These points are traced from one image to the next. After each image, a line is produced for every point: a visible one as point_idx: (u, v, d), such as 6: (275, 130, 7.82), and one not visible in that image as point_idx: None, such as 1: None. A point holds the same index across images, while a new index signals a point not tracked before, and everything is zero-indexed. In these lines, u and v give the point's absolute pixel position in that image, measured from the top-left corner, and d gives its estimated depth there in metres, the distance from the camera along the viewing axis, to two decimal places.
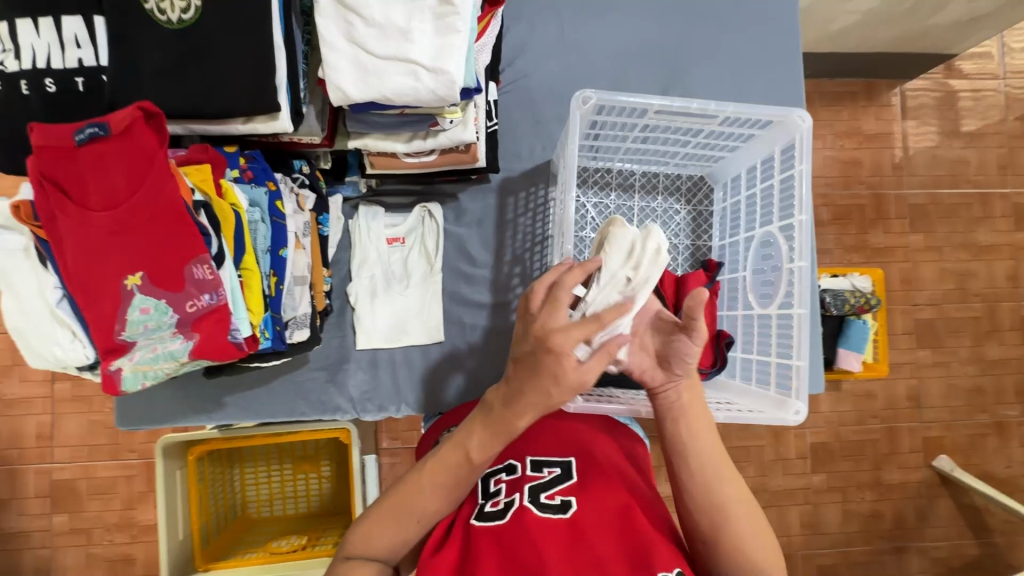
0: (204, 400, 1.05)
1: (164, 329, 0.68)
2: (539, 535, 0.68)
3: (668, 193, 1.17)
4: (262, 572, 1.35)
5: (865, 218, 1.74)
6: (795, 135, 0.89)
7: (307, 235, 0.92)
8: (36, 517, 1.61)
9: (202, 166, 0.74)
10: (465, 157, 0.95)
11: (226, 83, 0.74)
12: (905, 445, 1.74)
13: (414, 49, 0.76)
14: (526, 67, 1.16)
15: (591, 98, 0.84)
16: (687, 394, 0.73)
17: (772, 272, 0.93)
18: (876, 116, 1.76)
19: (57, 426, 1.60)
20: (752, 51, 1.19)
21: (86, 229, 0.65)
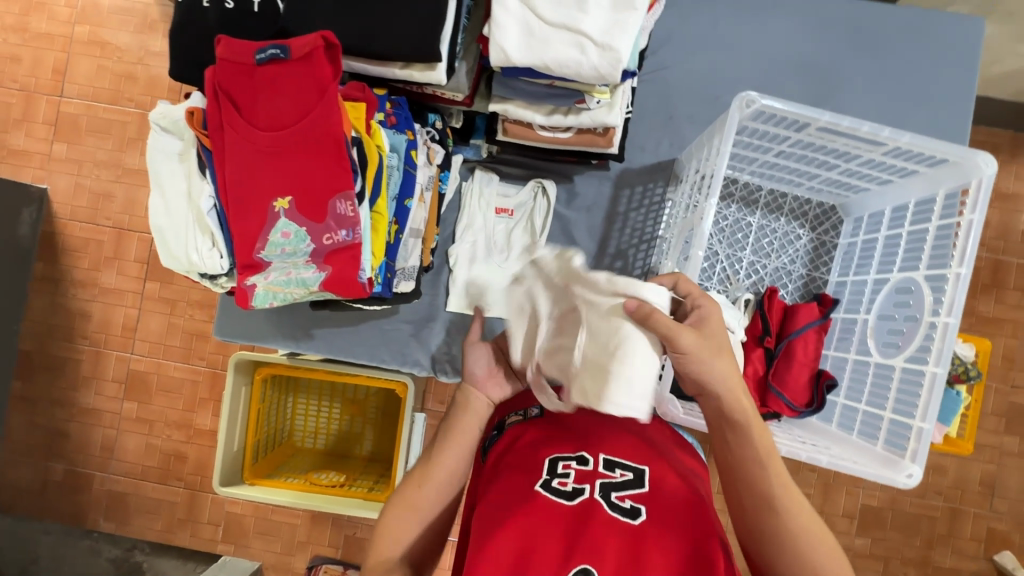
0: (296, 329, 1.09)
1: (299, 255, 0.70)
2: (605, 537, 0.65)
3: (793, 216, 1.10)
4: (301, 499, 1.41)
5: (978, 282, 1.59)
6: (970, 180, 0.81)
7: (429, 190, 0.92)
8: (109, 400, 1.75)
9: (358, 105, 0.75)
10: (600, 142, 0.92)
11: (396, 25, 0.74)
12: (965, 531, 1.61)
13: (585, 21, 0.73)
14: (667, 59, 1.11)
15: (756, 102, 0.79)
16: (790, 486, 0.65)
17: (904, 321, 0.86)
18: (1016, 175, 1.59)
19: (142, 321, 1.72)
20: (918, 82, 1.09)
21: (250, 145, 0.67)
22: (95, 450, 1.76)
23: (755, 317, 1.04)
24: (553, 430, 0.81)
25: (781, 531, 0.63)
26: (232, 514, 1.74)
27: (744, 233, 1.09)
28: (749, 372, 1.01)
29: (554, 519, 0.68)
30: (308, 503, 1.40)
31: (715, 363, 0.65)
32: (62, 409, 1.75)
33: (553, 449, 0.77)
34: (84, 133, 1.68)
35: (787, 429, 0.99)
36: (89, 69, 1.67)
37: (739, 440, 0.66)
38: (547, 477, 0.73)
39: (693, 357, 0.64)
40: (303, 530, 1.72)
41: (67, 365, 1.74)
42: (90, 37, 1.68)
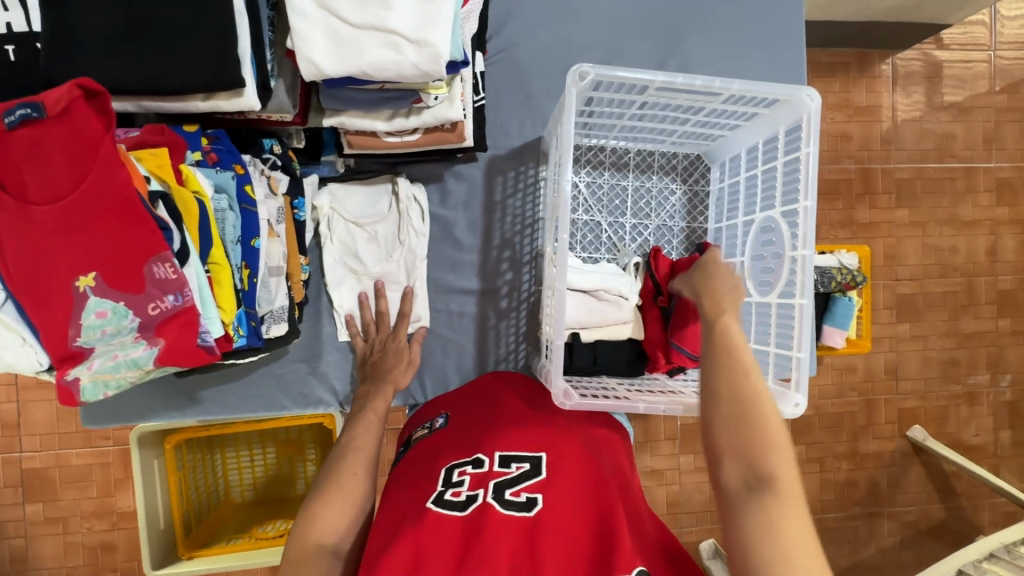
0: (179, 395, 1.00)
1: (124, 334, 0.62)
2: (498, 537, 0.62)
3: (664, 172, 1.12)
4: (245, 560, 1.31)
5: (852, 193, 1.71)
6: (802, 114, 0.85)
7: (281, 222, 0.85)
8: (8, 508, 1.55)
9: (158, 151, 0.67)
10: (451, 137, 0.89)
11: (179, 55, 0.66)
12: (882, 417, 1.77)
13: (393, 18, 0.68)
14: (515, 36, 1.08)
15: (589, 74, 0.78)
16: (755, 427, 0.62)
17: (773, 259, 0.91)
18: (867, 88, 1.70)
19: (24, 414, 1.52)
20: (752, 22, 1.13)
21: (24, 224, 0.57)
22: (6, 566, 1.56)
23: (645, 279, 1.05)
24: (450, 438, 0.81)
25: (747, 423, 0.62)
26: None
27: (620, 199, 1.10)
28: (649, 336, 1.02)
29: (443, 529, 0.64)
30: (256, 561, 1.31)
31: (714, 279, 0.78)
32: None
33: (450, 459, 0.76)
34: None
35: (690, 382, 1.03)
36: None
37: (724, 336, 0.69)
38: (441, 489, 0.70)
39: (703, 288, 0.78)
40: None
41: None
42: None
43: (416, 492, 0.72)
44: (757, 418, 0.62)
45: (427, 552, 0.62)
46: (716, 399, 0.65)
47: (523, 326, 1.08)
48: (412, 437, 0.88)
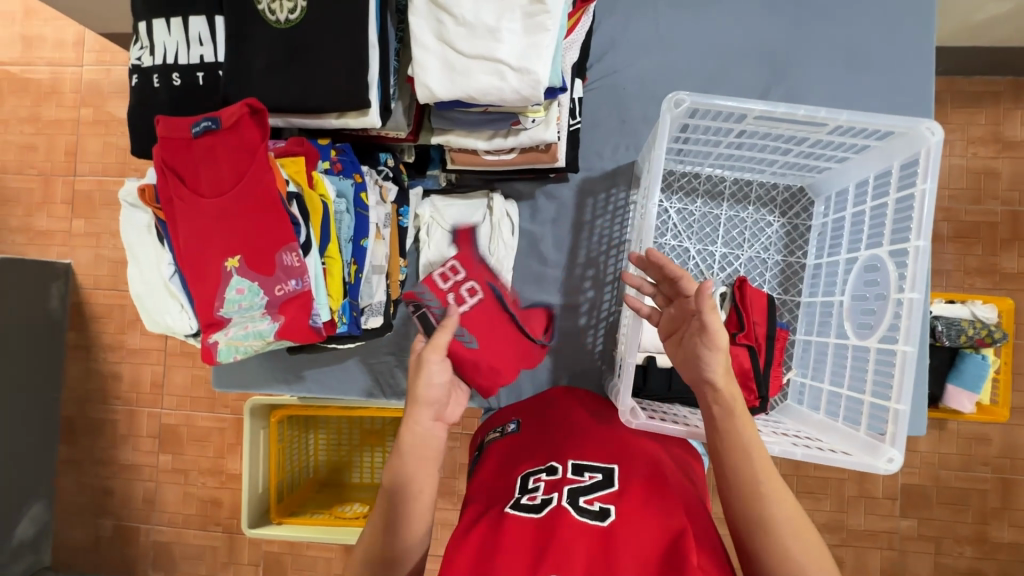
0: (287, 372, 1.14)
1: (255, 309, 0.74)
2: (573, 540, 0.63)
3: (761, 203, 1.08)
4: (325, 534, 1.43)
5: (996, 238, 1.50)
6: (920, 149, 0.79)
7: (387, 226, 0.96)
8: (146, 454, 1.83)
9: (296, 159, 0.80)
10: (544, 157, 0.94)
11: (322, 81, 0.78)
12: (1021, 501, 1.50)
13: (501, 49, 0.76)
14: (615, 64, 1.12)
15: (685, 101, 0.79)
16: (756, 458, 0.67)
17: (875, 300, 0.84)
18: (1022, 121, 1.50)
19: (168, 376, 1.81)
20: (873, 50, 1.06)
21: (196, 214, 0.72)
22: (138, 504, 1.84)
23: (731, 312, 0.98)
24: (523, 445, 0.84)
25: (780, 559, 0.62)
26: (269, 553, 1.79)
27: (711, 228, 1.08)
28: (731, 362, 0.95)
29: (518, 529, 0.66)
30: (333, 538, 1.41)
31: (737, 426, 0.69)
32: (105, 467, 1.85)
33: (527, 467, 0.78)
34: (98, 207, 1.79)
35: (774, 421, 0.96)
36: (96, 147, 1.78)
37: (748, 477, 0.66)
38: (518, 496, 0.73)
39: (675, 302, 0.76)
40: (338, 563, 1.76)
41: (105, 426, 1.84)
42: (95, 117, 1.79)
43: (491, 504, 0.74)
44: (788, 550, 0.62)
45: (504, 552, 0.63)
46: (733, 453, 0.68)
47: (599, 344, 1.10)
48: (486, 441, 0.92)
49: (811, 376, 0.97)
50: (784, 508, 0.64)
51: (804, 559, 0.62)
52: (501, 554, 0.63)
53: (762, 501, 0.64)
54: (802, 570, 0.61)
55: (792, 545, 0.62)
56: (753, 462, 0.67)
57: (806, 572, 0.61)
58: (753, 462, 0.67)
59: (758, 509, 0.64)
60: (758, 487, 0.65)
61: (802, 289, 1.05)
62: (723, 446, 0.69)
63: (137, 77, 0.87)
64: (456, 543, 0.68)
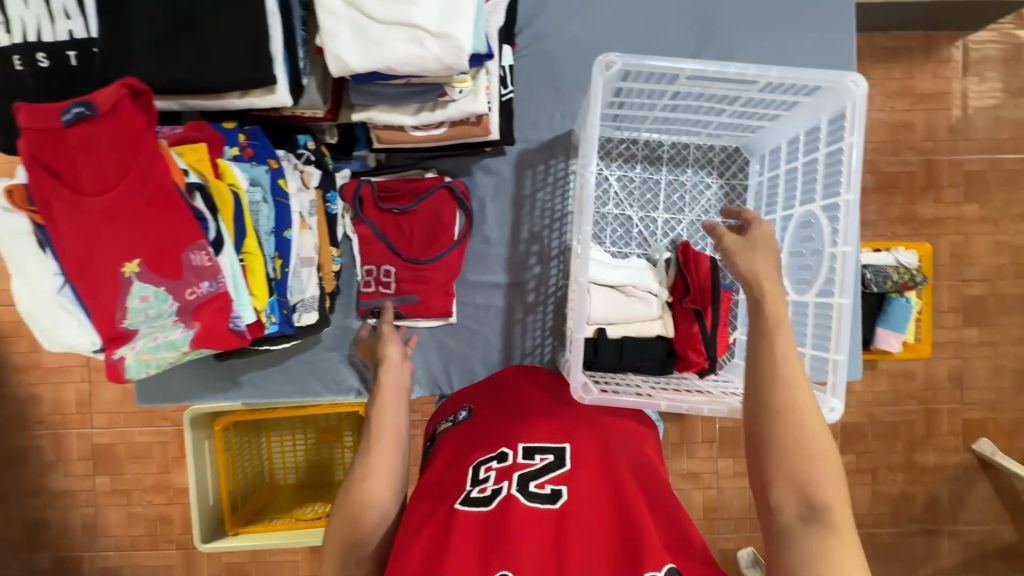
0: (222, 379, 1.06)
1: (165, 317, 0.67)
2: (523, 533, 0.61)
3: (699, 165, 1.08)
4: (286, 539, 1.37)
5: (914, 187, 1.59)
6: (846, 102, 0.79)
7: (313, 215, 0.89)
8: (80, 478, 1.69)
9: (197, 146, 0.71)
10: (476, 130, 0.89)
11: (217, 56, 0.70)
12: (943, 427, 1.64)
13: (417, 12, 0.70)
14: (546, 28, 1.07)
15: (615, 63, 0.76)
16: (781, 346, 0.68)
17: (811, 255, 0.85)
18: (933, 73, 1.57)
19: (95, 393, 1.66)
20: (796, 6, 1.07)
21: (80, 215, 0.63)
22: (78, 532, 1.71)
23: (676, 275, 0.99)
24: (475, 432, 0.81)
25: (798, 464, 0.61)
26: (230, 564, 1.71)
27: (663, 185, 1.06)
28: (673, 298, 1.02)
29: (469, 525, 0.63)
30: (295, 541, 1.36)
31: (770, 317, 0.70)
32: (34, 498, 1.69)
33: (478, 454, 0.75)
34: None
35: (724, 385, 0.96)
36: None
37: (789, 382, 0.65)
38: (468, 488, 0.69)
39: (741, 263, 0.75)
40: (305, 565, 1.71)
41: (29, 453, 1.68)
42: None
43: (440, 494, 0.71)
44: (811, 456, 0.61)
45: (454, 549, 0.61)
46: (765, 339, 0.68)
47: (549, 320, 1.07)
48: (438, 430, 0.89)
49: None
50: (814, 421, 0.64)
51: (813, 455, 0.62)
52: (450, 551, 0.61)
53: (795, 403, 0.64)
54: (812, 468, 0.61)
55: (812, 456, 0.62)
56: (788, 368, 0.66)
57: (814, 469, 0.61)
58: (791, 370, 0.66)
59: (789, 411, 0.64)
60: (795, 393, 0.65)
61: None
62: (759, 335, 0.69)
63: None
64: (412, 530, 0.65)
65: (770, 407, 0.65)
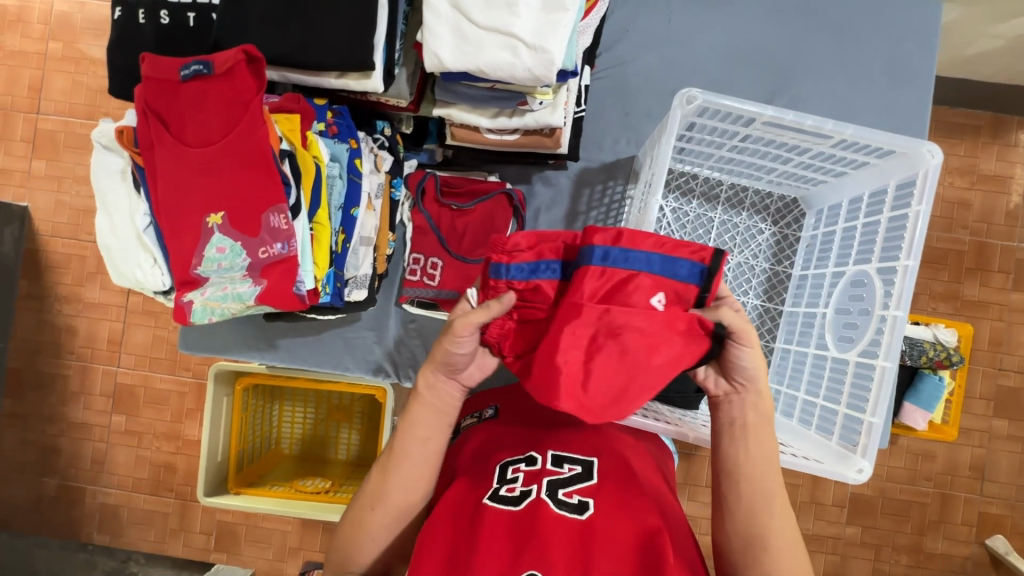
0: (261, 339, 1.10)
1: (235, 270, 0.70)
2: (552, 534, 0.65)
3: (754, 211, 1.09)
4: (285, 507, 1.39)
5: (961, 266, 1.56)
6: (919, 170, 0.80)
7: (379, 198, 0.92)
8: (99, 414, 1.75)
9: (292, 117, 0.76)
10: (547, 142, 0.92)
11: (324, 36, 0.74)
12: (957, 516, 1.59)
13: (517, 23, 0.73)
14: (624, 55, 1.10)
15: (697, 99, 0.78)
16: (759, 467, 0.65)
17: (858, 315, 0.85)
18: (997, 156, 1.55)
19: (126, 334, 1.72)
20: (875, 70, 1.08)
21: (178, 162, 0.67)
22: (86, 465, 1.76)
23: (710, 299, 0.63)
24: (500, 434, 0.83)
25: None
26: (222, 522, 1.75)
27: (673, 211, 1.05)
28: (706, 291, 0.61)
29: (498, 520, 0.68)
30: (293, 511, 1.37)
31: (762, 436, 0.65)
32: (52, 424, 1.76)
33: (504, 454, 0.78)
34: (62, 149, 1.68)
35: None
36: (63, 84, 1.66)
37: (751, 512, 0.64)
38: (497, 485, 0.73)
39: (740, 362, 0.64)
40: (294, 537, 1.73)
41: (55, 380, 1.75)
42: (64, 53, 1.67)
43: (467, 485, 0.75)
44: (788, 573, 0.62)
45: (486, 544, 0.65)
46: (747, 462, 0.65)
47: None
48: (462, 425, 0.91)
49: (786, 385, 0.99)
50: (784, 536, 0.63)
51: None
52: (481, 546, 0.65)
53: (761, 526, 0.63)
54: None
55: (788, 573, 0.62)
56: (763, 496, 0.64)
57: None
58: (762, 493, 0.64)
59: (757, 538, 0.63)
60: (757, 517, 0.64)
61: (785, 299, 1.06)
62: (738, 457, 0.65)
63: (120, 10, 0.81)
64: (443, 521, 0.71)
65: (740, 531, 0.64)
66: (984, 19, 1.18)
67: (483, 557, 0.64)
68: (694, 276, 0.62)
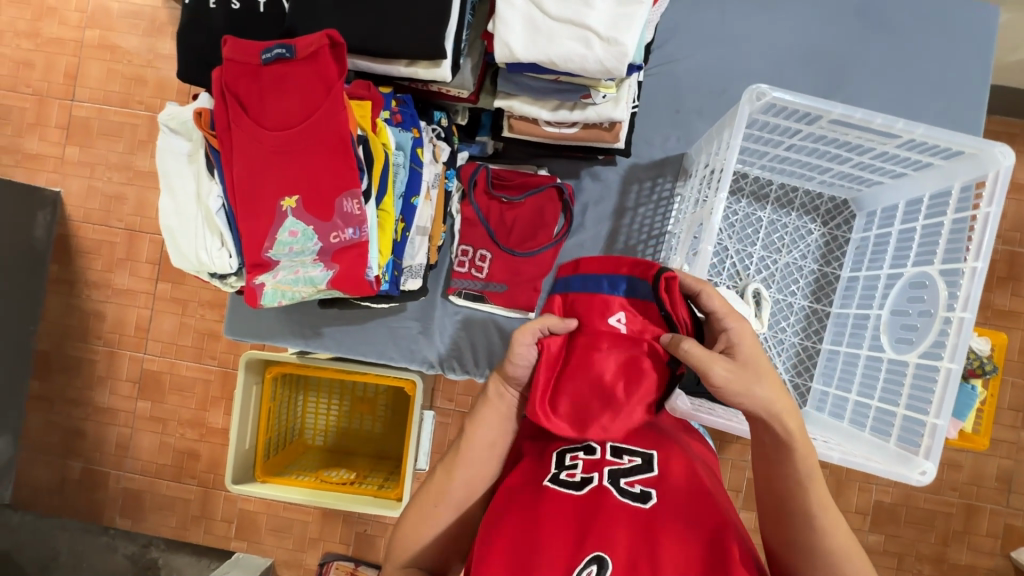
0: (305, 327, 1.10)
1: (306, 254, 0.71)
2: (615, 526, 0.64)
3: (804, 211, 1.08)
4: (312, 496, 1.39)
5: (993, 275, 1.55)
6: (988, 172, 0.79)
7: (435, 188, 0.92)
8: (124, 399, 1.76)
9: (363, 103, 0.76)
10: (606, 136, 0.92)
11: (399, 24, 0.75)
12: (983, 527, 1.57)
13: (591, 15, 0.73)
14: (675, 52, 1.10)
15: (767, 95, 0.78)
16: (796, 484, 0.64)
17: (918, 316, 0.85)
18: None
19: (154, 321, 1.73)
20: (930, 74, 1.07)
21: (257, 145, 0.68)
22: (110, 450, 1.78)
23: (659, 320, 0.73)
24: None
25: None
26: (244, 511, 1.75)
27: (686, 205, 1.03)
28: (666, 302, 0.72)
29: (562, 508, 0.67)
30: (321, 501, 1.37)
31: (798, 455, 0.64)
32: (78, 408, 1.77)
33: (560, 442, 0.76)
34: (96, 136, 1.69)
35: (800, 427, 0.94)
36: (99, 72, 1.68)
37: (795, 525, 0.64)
38: (555, 470, 0.72)
39: (727, 389, 0.64)
40: (314, 527, 1.73)
41: (83, 364, 1.76)
42: (100, 41, 1.68)
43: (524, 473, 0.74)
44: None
45: (547, 535, 0.64)
46: (792, 489, 0.64)
47: None
48: None
49: (835, 387, 0.99)
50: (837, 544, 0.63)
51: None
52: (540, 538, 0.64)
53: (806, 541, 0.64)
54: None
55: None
56: (800, 505, 0.64)
57: None
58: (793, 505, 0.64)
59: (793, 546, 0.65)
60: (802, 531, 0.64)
61: (834, 300, 1.06)
62: (776, 477, 0.65)
63: None
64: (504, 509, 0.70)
65: (788, 541, 0.65)
66: None
67: (546, 546, 0.63)
68: (648, 295, 0.73)
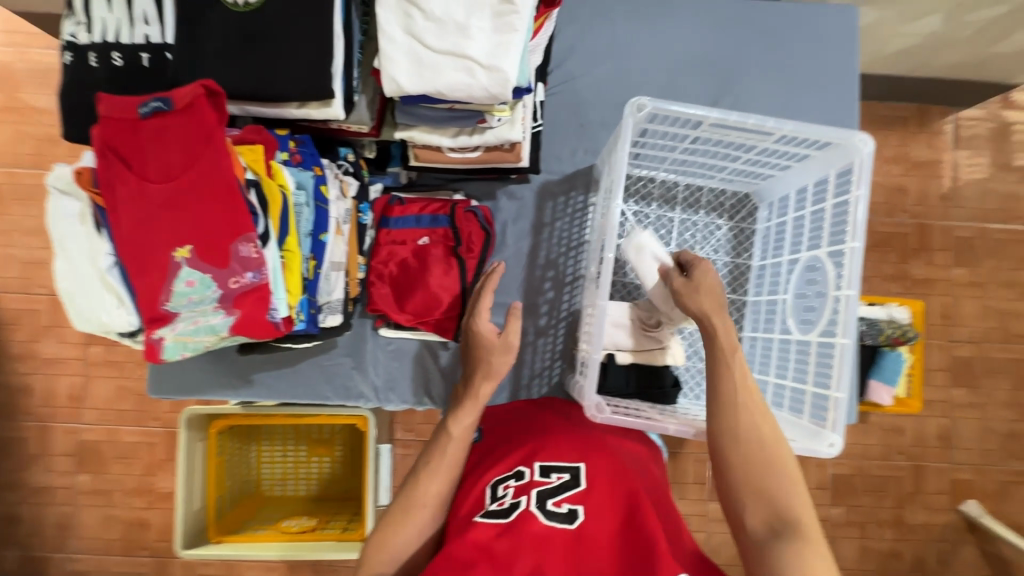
0: (236, 375, 1.08)
1: (206, 303, 0.71)
2: (542, 547, 0.65)
3: (711, 209, 1.13)
4: (269, 551, 1.32)
5: (907, 247, 1.66)
6: (854, 158, 0.87)
7: (347, 223, 0.93)
8: (61, 475, 1.65)
9: (255, 147, 0.77)
10: (508, 157, 0.96)
11: (283, 68, 0.76)
12: (932, 486, 1.65)
13: (470, 46, 0.77)
14: (575, 69, 1.16)
15: (646, 106, 0.83)
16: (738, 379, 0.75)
17: (816, 297, 0.91)
18: (927, 143, 1.67)
19: (88, 389, 1.64)
20: (807, 70, 1.16)
21: (142, 200, 0.68)
22: (50, 532, 1.66)
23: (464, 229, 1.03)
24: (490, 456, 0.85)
25: (796, 558, 0.62)
26: None
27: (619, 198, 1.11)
28: (463, 237, 1.02)
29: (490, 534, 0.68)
30: (282, 554, 1.31)
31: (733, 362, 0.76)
32: (10, 492, 1.65)
33: (493, 475, 0.79)
34: (8, 202, 1.61)
35: None
36: (6, 135, 1.61)
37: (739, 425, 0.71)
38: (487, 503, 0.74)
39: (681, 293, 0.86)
40: None
41: (12, 445, 1.64)
42: (4, 103, 1.62)
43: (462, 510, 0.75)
44: (807, 532, 0.64)
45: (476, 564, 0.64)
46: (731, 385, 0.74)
47: (559, 345, 1.12)
48: None
49: (756, 371, 1.03)
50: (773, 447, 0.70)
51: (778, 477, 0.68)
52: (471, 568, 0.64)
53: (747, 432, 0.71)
54: (775, 478, 0.68)
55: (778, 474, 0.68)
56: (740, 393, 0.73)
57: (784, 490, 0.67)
58: (761, 449, 0.69)
59: (761, 494, 0.67)
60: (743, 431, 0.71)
61: (748, 289, 1.10)
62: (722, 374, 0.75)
63: (70, 55, 0.81)
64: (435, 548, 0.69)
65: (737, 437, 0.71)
66: (900, 20, 1.29)
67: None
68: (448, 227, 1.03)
